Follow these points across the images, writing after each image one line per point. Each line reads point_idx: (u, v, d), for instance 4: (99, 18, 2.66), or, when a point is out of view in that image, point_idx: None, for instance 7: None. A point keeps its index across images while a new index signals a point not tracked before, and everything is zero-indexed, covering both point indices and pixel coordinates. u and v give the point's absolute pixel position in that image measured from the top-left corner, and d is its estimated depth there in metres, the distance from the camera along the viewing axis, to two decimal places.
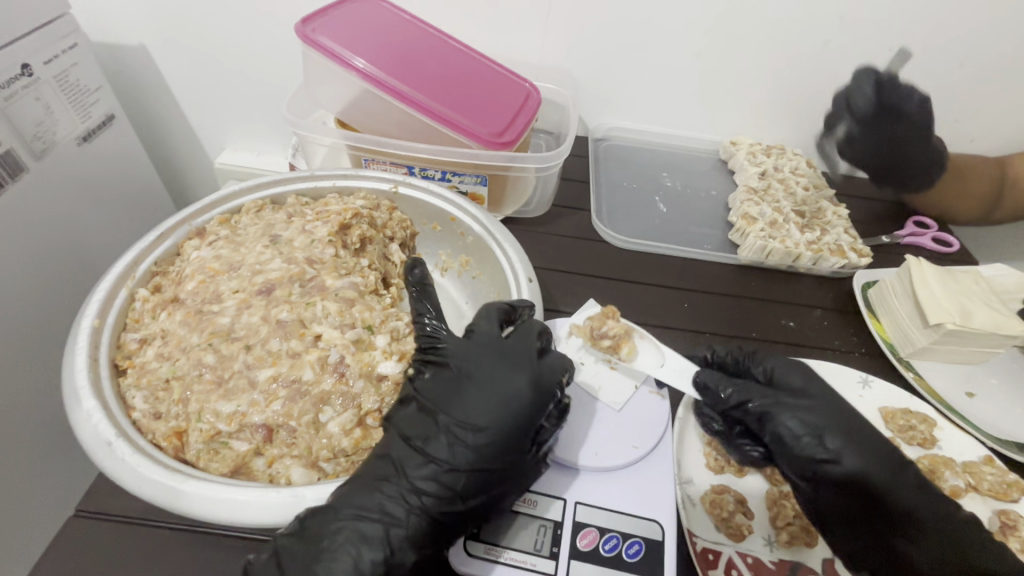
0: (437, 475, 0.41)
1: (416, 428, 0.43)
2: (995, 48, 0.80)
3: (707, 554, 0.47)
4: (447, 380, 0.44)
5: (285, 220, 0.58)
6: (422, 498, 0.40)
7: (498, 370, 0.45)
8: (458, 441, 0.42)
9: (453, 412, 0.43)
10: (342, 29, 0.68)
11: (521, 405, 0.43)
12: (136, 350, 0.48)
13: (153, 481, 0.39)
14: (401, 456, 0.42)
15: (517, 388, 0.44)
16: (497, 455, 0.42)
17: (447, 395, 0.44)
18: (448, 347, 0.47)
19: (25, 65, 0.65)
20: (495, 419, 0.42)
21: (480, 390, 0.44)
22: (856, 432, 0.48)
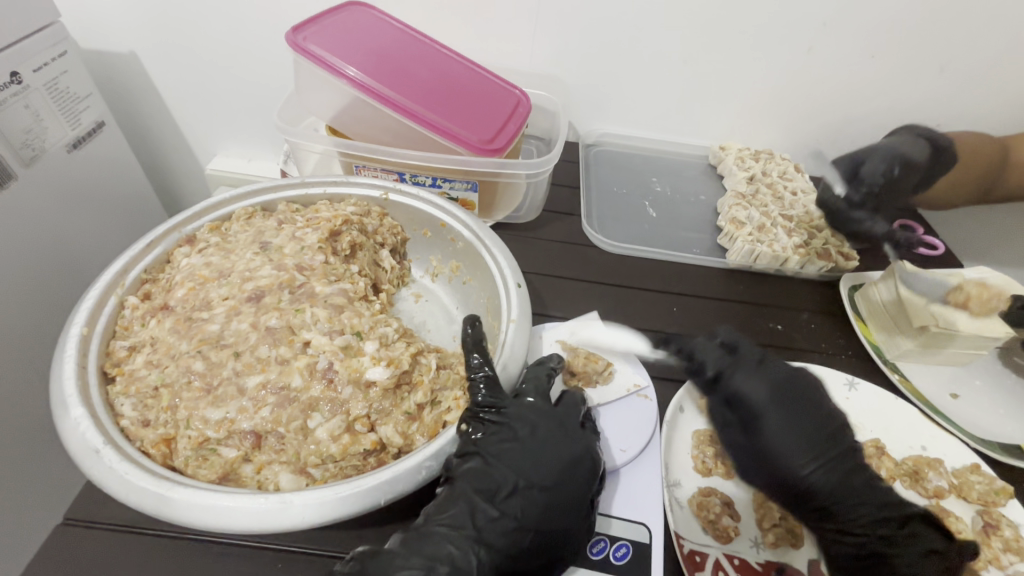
0: (507, 531, 0.41)
1: (485, 479, 0.43)
2: (974, 54, 0.81)
3: (694, 556, 0.47)
4: (512, 440, 0.45)
5: (275, 227, 0.59)
6: (490, 555, 0.40)
7: (561, 436, 0.47)
8: (528, 502, 0.43)
9: (521, 471, 0.44)
10: (332, 37, 0.69)
11: (585, 470, 0.45)
12: (126, 357, 0.48)
13: (141, 488, 0.39)
14: (472, 506, 0.42)
15: (582, 456, 0.46)
16: (566, 515, 0.43)
17: (514, 454, 0.45)
18: (509, 408, 0.47)
19: (14, 74, 0.65)
20: (563, 480, 0.44)
21: (547, 455, 0.45)
22: (820, 435, 0.48)
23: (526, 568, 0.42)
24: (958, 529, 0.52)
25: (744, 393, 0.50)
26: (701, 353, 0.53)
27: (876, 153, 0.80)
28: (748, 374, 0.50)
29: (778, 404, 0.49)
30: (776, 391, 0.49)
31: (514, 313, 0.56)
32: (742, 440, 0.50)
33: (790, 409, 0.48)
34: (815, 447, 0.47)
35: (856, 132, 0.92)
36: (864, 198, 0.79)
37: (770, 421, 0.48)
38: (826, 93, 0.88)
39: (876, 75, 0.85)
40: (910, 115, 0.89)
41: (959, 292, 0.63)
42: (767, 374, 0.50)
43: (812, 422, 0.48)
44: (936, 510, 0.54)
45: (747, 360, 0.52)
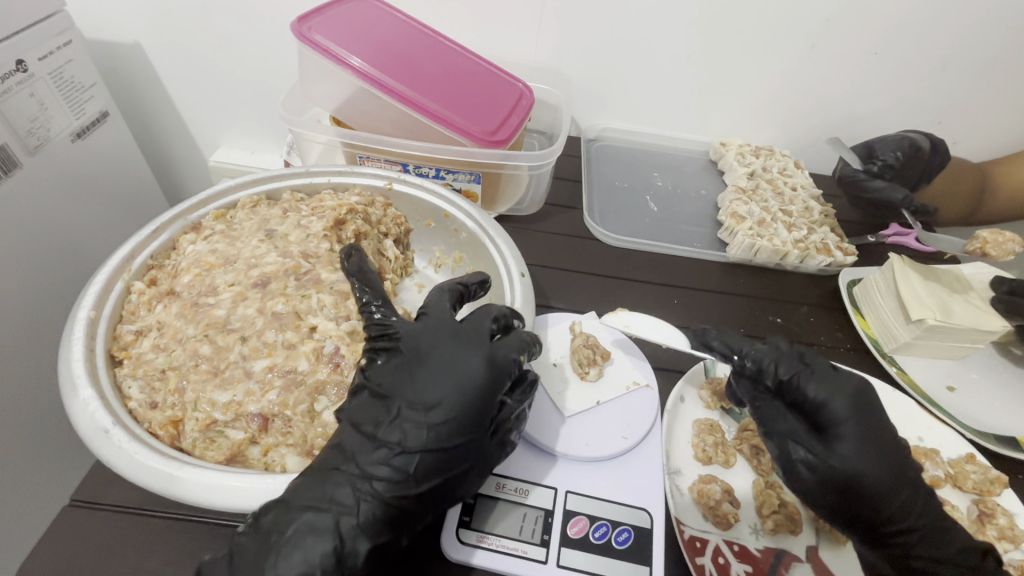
0: (390, 459, 0.40)
1: (369, 412, 0.42)
2: (974, 53, 0.82)
3: (695, 542, 0.47)
4: (399, 366, 0.44)
5: (280, 215, 0.59)
6: (376, 485, 0.39)
7: (453, 350, 0.45)
8: (410, 425, 0.41)
9: (406, 396, 0.42)
10: (338, 28, 0.69)
11: (474, 385, 0.43)
12: (133, 341, 0.48)
13: (149, 467, 0.39)
14: (354, 442, 0.41)
15: (471, 369, 0.43)
16: (453, 432, 0.41)
17: (399, 380, 0.43)
18: (400, 336, 0.45)
19: (20, 62, 0.65)
20: (447, 397, 0.42)
21: (434, 374, 0.43)
22: (882, 447, 0.47)
23: (417, 494, 0.40)
24: (954, 516, 0.53)
25: (826, 402, 0.48)
26: (770, 361, 0.50)
27: (888, 138, 0.87)
28: (828, 385, 0.48)
29: (864, 417, 0.48)
30: (859, 403, 0.48)
31: (516, 303, 0.57)
32: (807, 445, 0.48)
33: (873, 426, 0.47)
34: (889, 466, 0.46)
35: (856, 129, 0.93)
36: (881, 170, 0.84)
37: (850, 431, 0.47)
38: (827, 90, 0.88)
39: (876, 73, 0.85)
40: (910, 112, 0.90)
41: (976, 241, 0.76)
42: (844, 386, 0.49)
43: (889, 441, 0.47)
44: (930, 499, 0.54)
45: (823, 369, 0.50)
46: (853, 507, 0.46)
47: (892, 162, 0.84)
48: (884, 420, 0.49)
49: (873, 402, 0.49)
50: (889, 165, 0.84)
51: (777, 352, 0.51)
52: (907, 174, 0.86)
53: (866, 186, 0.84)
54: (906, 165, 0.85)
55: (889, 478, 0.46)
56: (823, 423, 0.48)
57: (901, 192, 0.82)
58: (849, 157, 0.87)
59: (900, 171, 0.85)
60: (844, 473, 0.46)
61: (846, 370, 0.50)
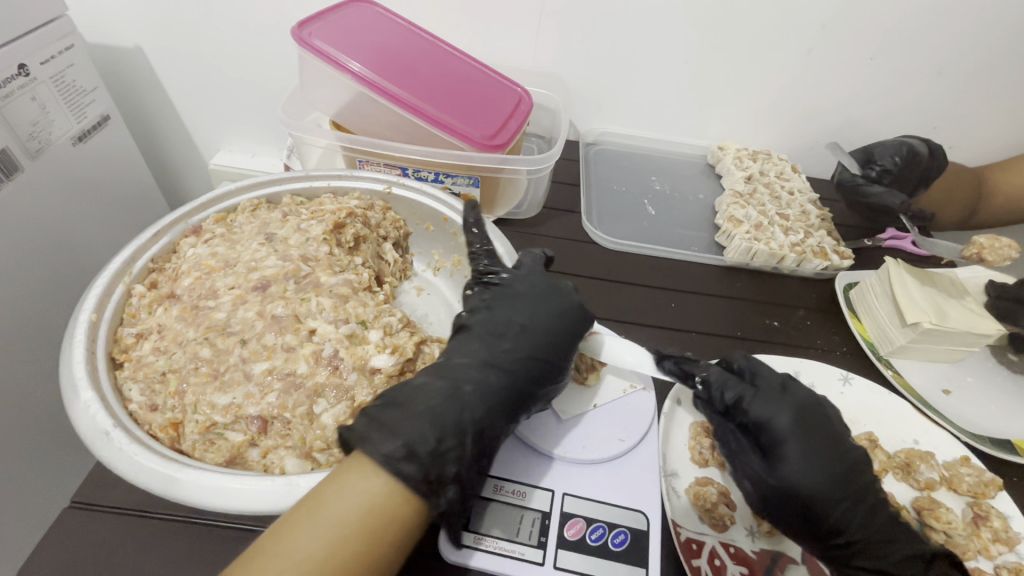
0: (520, 356, 0.49)
1: (491, 326, 0.51)
2: (970, 58, 0.83)
3: (691, 544, 0.47)
4: (512, 294, 0.54)
5: (280, 219, 0.59)
6: (505, 372, 0.48)
7: (555, 288, 0.55)
8: (531, 333, 0.51)
9: (522, 314, 0.52)
10: (338, 34, 0.70)
11: (575, 311, 0.54)
12: (133, 344, 0.49)
13: (150, 469, 0.40)
14: (484, 345, 0.50)
15: (570, 300, 0.54)
16: (565, 340, 0.52)
17: (515, 302, 0.53)
18: (506, 274, 0.56)
19: (22, 66, 0.66)
20: (557, 316, 0.52)
21: (537, 300, 0.53)
22: (827, 462, 0.46)
23: (538, 386, 0.49)
24: (948, 519, 0.52)
25: (767, 423, 0.48)
26: (716, 385, 0.51)
27: (885, 143, 0.87)
28: (770, 403, 0.49)
29: (807, 436, 0.47)
30: (801, 421, 0.48)
31: None
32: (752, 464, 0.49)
33: (817, 440, 0.47)
34: (833, 481, 0.46)
35: (853, 133, 0.94)
36: (879, 175, 0.85)
37: (791, 451, 0.47)
38: (824, 95, 0.89)
39: (873, 78, 0.86)
40: (907, 116, 0.91)
41: (973, 246, 0.76)
42: (787, 402, 0.49)
43: (834, 454, 0.47)
44: (925, 502, 0.54)
45: (768, 387, 0.50)
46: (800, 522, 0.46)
47: (891, 167, 0.85)
48: (833, 432, 0.48)
49: (823, 416, 0.49)
50: (887, 168, 0.85)
51: (722, 375, 0.51)
52: (907, 180, 0.87)
53: (862, 191, 0.85)
54: (905, 170, 0.85)
55: (831, 493, 0.45)
56: (766, 443, 0.48)
57: (898, 197, 0.83)
58: (847, 161, 0.87)
59: (898, 176, 0.85)
60: (789, 490, 0.46)
61: (796, 388, 0.51)
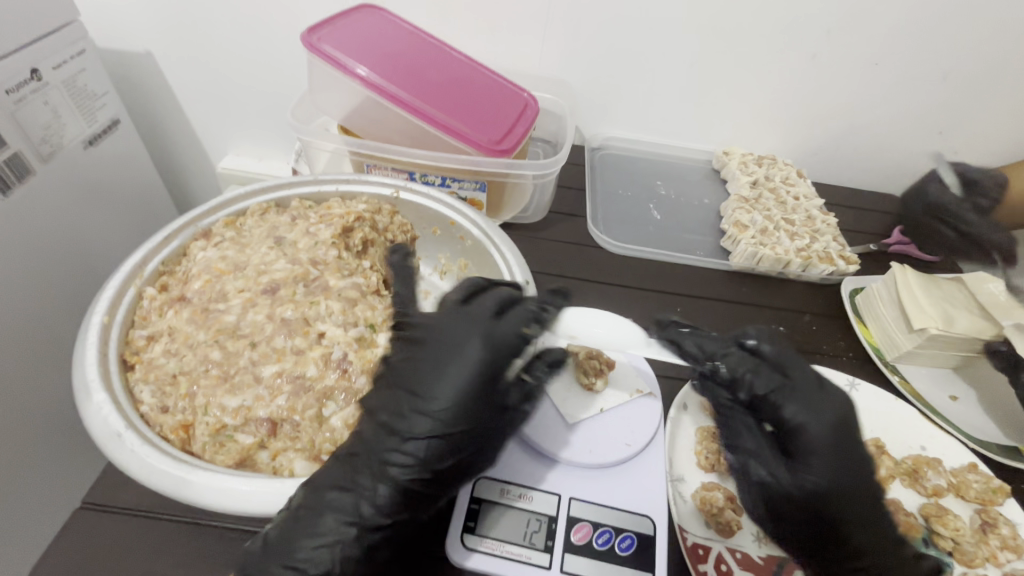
0: (407, 444, 0.43)
1: (384, 405, 0.45)
2: (977, 63, 0.83)
3: (697, 549, 0.48)
4: (409, 361, 0.46)
5: (289, 223, 0.60)
6: (389, 471, 0.42)
7: (454, 343, 0.46)
8: (420, 412, 0.44)
9: (415, 386, 0.45)
10: (347, 39, 0.71)
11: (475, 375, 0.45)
12: (144, 346, 0.49)
13: (161, 470, 0.40)
14: (376, 429, 0.44)
15: (468, 358, 0.45)
16: (460, 417, 0.44)
17: (410, 369, 0.46)
18: (412, 330, 0.49)
19: (35, 70, 0.67)
20: (450, 387, 0.44)
21: (437, 362, 0.46)
22: (849, 472, 0.45)
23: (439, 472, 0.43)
24: (955, 526, 0.52)
25: (801, 425, 0.47)
26: (745, 374, 0.50)
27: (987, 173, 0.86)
28: (801, 404, 0.47)
29: (841, 447, 0.46)
30: (838, 432, 0.46)
31: None
32: (767, 465, 0.48)
33: (844, 449, 0.46)
34: (851, 493, 0.45)
35: (858, 139, 0.94)
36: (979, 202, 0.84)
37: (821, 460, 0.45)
38: (829, 100, 0.89)
39: (878, 84, 0.86)
40: (913, 122, 0.91)
41: None
42: (821, 408, 0.47)
43: (857, 466, 0.46)
44: (932, 508, 0.54)
45: (801, 388, 0.48)
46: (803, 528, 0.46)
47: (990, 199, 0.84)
48: (858, 447, 0.47)
49: (851, 428, 0.47)
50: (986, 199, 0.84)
51: (752, 364, 0.50)
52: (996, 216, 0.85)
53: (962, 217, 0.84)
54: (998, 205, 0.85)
55: (847, 502, 0.45)
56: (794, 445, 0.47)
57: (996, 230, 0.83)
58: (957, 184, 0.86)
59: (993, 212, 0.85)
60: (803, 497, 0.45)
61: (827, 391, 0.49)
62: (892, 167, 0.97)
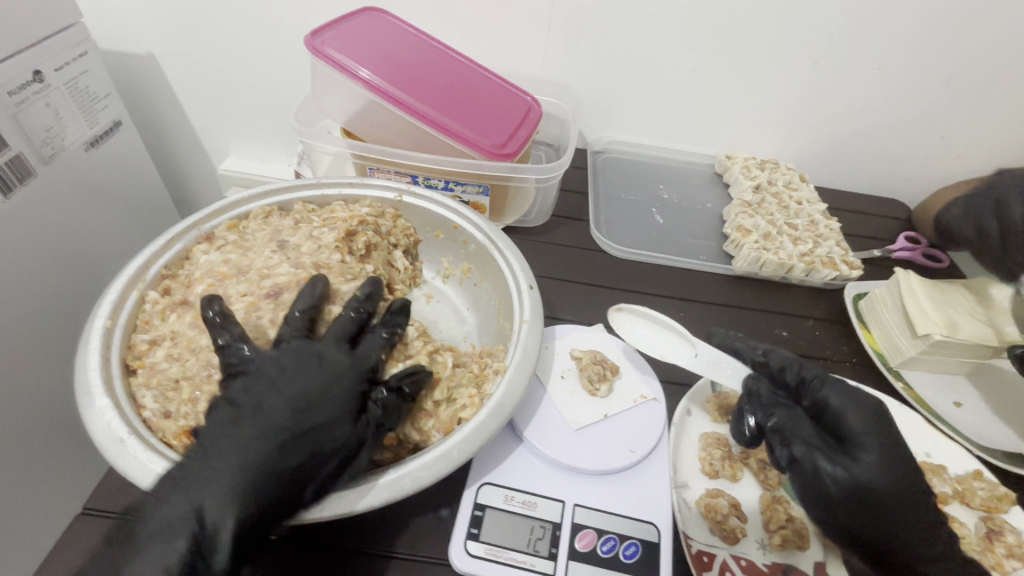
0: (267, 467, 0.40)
1: (225, 435, 0.42)
2: (979, 67, 0.83)
3: (702, 556, 0.47)
4: (255, 389, 0.44)
5: (292, 227, 0.60)
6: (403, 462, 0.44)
7: (311, 363, 0.46)
8: (279, 433, 0.42)
9: (269, 409, 0.43)
10: (350, 42, 0.70)
11: (338, 389, 0.45)
12: (146, 350, 0.49)
13: (164, 477, 0.40)
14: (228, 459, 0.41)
15: (331, 372, 0.46)
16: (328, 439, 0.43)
17: (263, 391, 0.44)
18: (247, 351, 0.46)
19: (37, 72, 0.67)
20: (314, 403, 0.44)
21: (296, 382, 0.44)
22: (907, 462, 0.46)
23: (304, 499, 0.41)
24: (962, 534, 0.52)
25: (839, 410, 0.49)
26: (795, 366, 0.52)
27: None
28: (849, 395, 0.49)
29: (884, 435, 0.47)
30: (877, 420, 0.48)
31: (524, 314, 0.57)
32: (832, 458, 0.47)
33: (895, 440, 0.47)
34: (909, 485, 0.45)
35: (860, 143, 0.94)
36: None
37: (871, 443, 0.46)
38: (831, 104, 0.89)
39: (880, 88, 0.86)
40: (916, 126, 0.91)
41: None
42: (867, 399, 0.49)
43: (908, 457, 0.47)
44: (937, 515, 0.54)
45: (843, 380, 0.51)
46: (847, 515, 0.45)
47: None
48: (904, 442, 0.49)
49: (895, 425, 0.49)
50: None
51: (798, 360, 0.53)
52: None
53: None
54: None
55: (907, 495, 0.45)
56: (838, 433, 0.48)
57: None
58: None
59: None
60: (869, 483, 0.45)
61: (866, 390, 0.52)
62: (894, 171, 0.97)
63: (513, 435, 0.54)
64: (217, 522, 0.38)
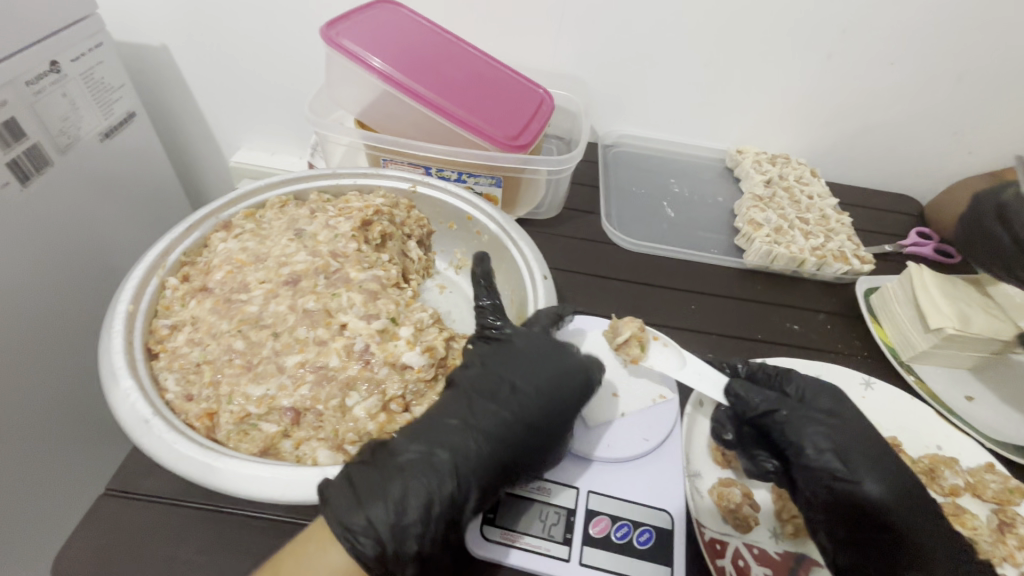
0: (501, 421, 0.46)
1: (483, 384, 0.48)
2: (993, 62, 0.82)
3: (715, 544, 0.47)
4: (504, 351, 0.51)
5: (308, 215, 0.60)
6: (483, 432, 0.45)
7: (549, 345, 0.52)
8: (521, 397, 0.48)
9: (519, 373, 0.49)
10: (365, 33, 0.71)
11: (573, 374, 0.50)
12: (168, 335, 0.50)
13: (188, 456, 0.41)
14: (474, 404, 0.47)
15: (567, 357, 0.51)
16: (554, 401, 0.48)
17: (515, 360, 0.50)
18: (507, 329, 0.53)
19: (54, 63, 0.67)
20: (554, 376, 0.49)
21: (536, 359, 0.50)
22: (859, 461, 0.49)
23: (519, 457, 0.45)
24: (974, 525, 0.53)
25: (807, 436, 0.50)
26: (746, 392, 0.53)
27: None
28: (793, 410, 0.52)
29: (831, 436, 0.50)
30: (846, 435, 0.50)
31: (540, 303, 0.59)
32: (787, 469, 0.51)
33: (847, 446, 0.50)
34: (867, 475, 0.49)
35: (872, 138, 0.93)
36: None
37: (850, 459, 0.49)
38: (843, 99, 0.89)
39: (893, 82, 0.86)
40: (928, 121, 0.90)
41: None
42: (808, 409, 0.52)
43: (861, 457, 0.49)
44: (951, 506, 0.54)
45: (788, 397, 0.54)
46: (871, 548, 0.46)
47: None
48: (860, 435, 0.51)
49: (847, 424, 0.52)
50: None
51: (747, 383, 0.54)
52: None
53: None
54: None
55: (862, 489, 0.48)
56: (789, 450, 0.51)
57: None
58: None
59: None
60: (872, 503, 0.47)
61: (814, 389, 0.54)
62: (906, 167, 0.97)
63: None
64: (399, 460, 0.42)
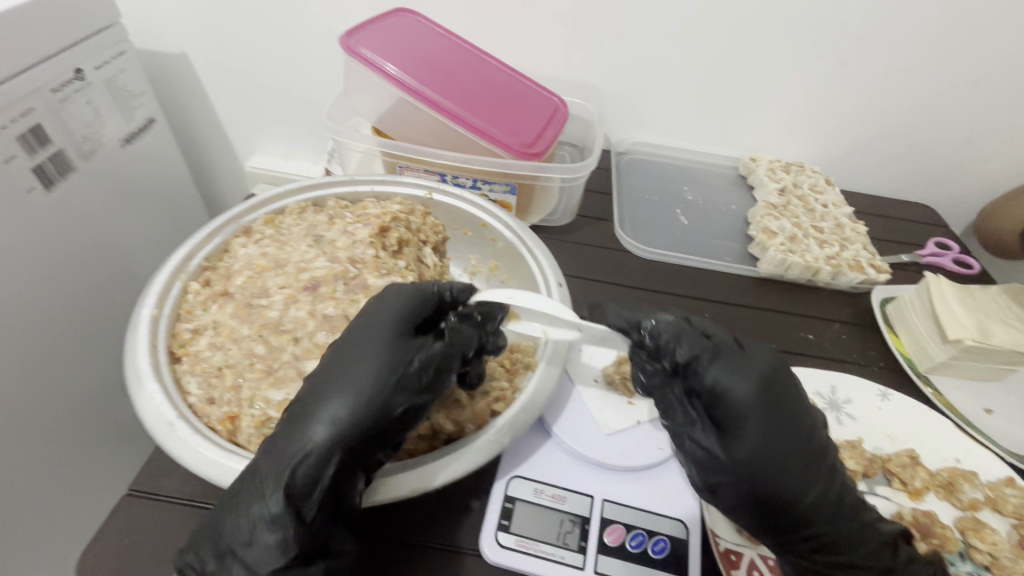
0: (320, 424, 0.41)
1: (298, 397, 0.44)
2: (1009, 70, 0.81)
3: (730, 555, 0.46)
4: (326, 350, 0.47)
5: (327, 222, 0.61)
6: (310, 449, 0.40)
7: (363, 321, 0.46)
8: (332, 387, 0.43)
9: (332, 367, 0.44)
10: (383, 42, 0.72)
11: (388, 343, 0.44)
12: (190, 339, 0.51)
13: (212, 460, 0.42)
14: (292, 417, 0.43)
15: (382, 323, 0.45)
16: (376, 378, 0.43)
17: (334, 351, 0.46)
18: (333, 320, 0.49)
19: (78, 70, 0.69)
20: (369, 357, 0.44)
21: (352, 340, 0.45)
22: (787, 449, 0.44)
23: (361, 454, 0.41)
24: (993, 539, 0.51)
25: (726, 391, 0.45)
26: (670, 338, 0.47)
27: None
28: (732, 372, 0.45)
29: (769, 403, 0.45)
30: (765, 392, 0.45)
31: None
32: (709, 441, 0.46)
33: (780, 427, 0.44)
34: (795, 464, 0.44)
35: (886, 146, 0.93)
36: None
37: (753, 425, 0.44)
38: (856, 106, 0.89)
39: (906, 90, 0.86)
40: (944, 129, 0.90)
41: None
42: (751, 373, 0.45)
43: (795, 447, 0.44)
44: (969, 521, 0.53)
45: (736, 354, 0.46)
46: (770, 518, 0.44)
47: None
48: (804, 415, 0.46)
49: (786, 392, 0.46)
50: None
51: (676, 329, 0.47)
52: None
53: None
54: None
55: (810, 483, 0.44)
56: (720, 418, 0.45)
57: None
58: None
59: None
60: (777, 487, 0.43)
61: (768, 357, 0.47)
62: (920, 174, 0.96)
63: (543, 430, 0.55)
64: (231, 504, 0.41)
